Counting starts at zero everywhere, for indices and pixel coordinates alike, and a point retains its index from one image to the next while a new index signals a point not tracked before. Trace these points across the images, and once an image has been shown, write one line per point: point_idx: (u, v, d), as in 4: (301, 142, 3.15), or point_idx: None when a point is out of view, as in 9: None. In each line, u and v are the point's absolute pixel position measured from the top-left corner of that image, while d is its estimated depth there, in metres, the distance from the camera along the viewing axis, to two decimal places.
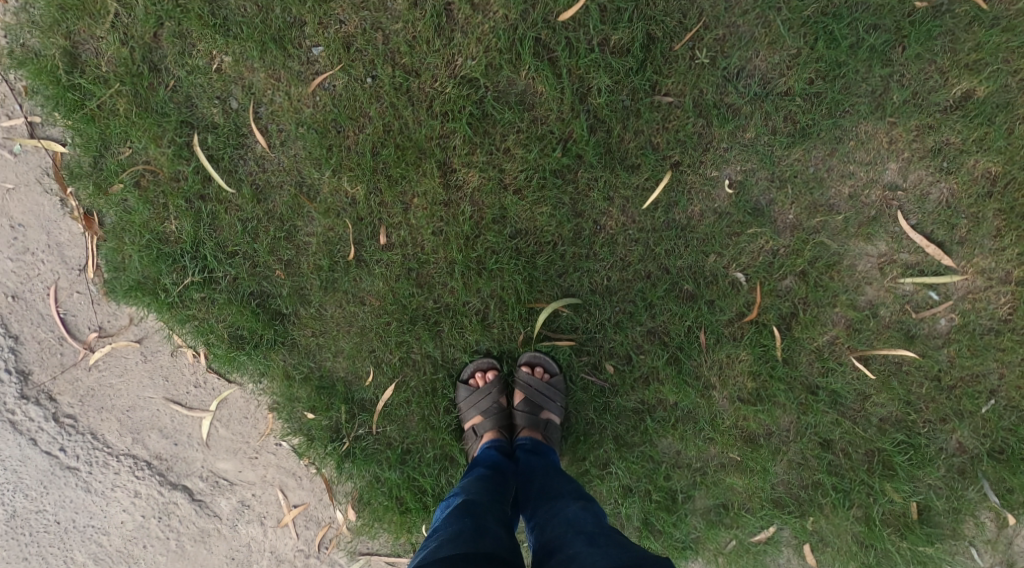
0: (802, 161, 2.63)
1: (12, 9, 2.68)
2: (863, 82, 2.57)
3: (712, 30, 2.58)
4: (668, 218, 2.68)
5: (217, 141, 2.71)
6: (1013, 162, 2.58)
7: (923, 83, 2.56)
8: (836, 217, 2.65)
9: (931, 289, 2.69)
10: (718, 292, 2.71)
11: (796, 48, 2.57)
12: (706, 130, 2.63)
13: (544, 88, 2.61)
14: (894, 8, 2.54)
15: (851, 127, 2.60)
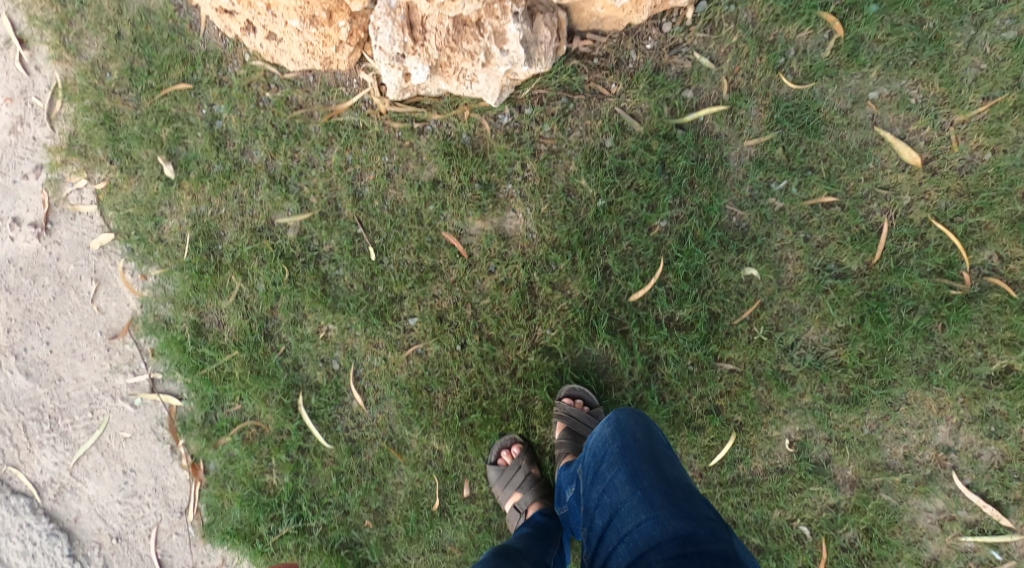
0: (857, 424, 2.84)
1: (150, 284, 3.04)
2: (909, 354, 2.80)
3: (768, 308, 2.84)
4: (733, 474, 2.87)
5: (319, 399, 2.99)
6: None
7: (964, 356, 2.78)
8: (893, 475, 2.82)
9: (992, 547, 2.79)
10: (784, 545, 2.86)
11: (845, 324, 2.82)
12: (767, 395, 2.85)
13: (617, 356, 2.88)
14: (932, 290, 2.78)
15: (901, 394, 2.81)
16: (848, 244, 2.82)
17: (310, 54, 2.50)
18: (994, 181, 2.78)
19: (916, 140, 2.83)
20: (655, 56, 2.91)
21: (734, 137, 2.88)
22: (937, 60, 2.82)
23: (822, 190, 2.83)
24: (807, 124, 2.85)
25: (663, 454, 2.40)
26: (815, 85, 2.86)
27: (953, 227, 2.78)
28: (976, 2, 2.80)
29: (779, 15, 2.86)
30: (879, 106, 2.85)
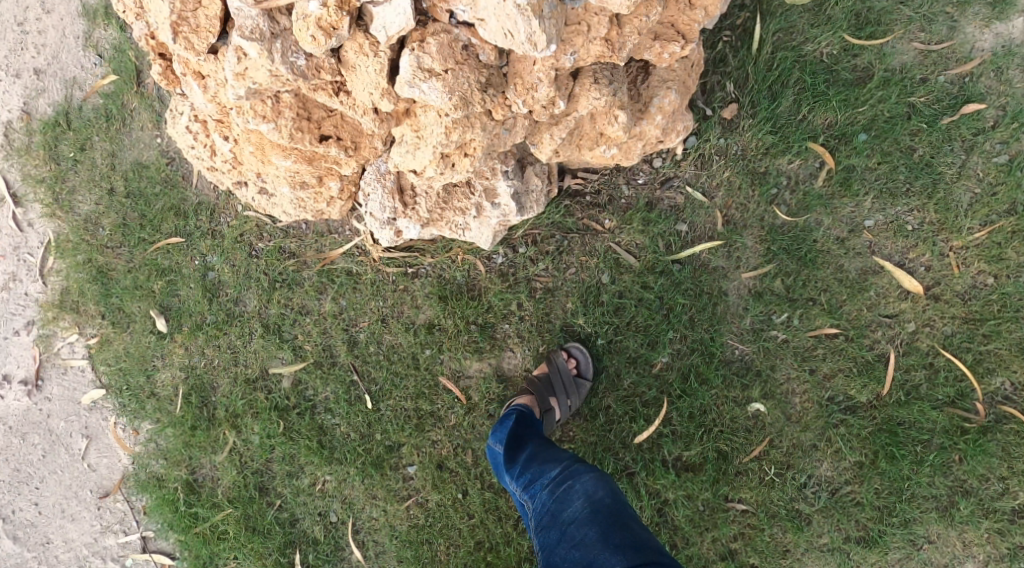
0: (878, 564, 2.75)
1: (141, 440, 2.98)
2: (928, 491, 2.72)
3: (778, 445, 2.79)
4: None
5: (317, 556, 2.90)
6: None
7: (985, 490, 2.71)
8: None
9: None
10: None
11: (858, 459, 2.76)
12: (782, 536, 2.78)
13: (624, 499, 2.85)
14: (946, 422, 2.73)
15: (923, 532, 2.73)
16: (854, 376, 2.78)
17: (300, 208, 2.35)
18: (1000, 307, 2.76)
19: (917, 267, 2.82)
20: (647, 191, 2.90)
21: (732, 270, 2.86)
22: (930, 186, 2.83)
23: (824, 322, 2.80)
24: (805, 255, 2.84)
25: (629, 514, 2.38)
26: (810, 215, 2.86)
27: (962, 356, 2.75)
28: (965, 130, 2.83)
29: (769, 148, 2.88)
30: (876, 234, 2.84)
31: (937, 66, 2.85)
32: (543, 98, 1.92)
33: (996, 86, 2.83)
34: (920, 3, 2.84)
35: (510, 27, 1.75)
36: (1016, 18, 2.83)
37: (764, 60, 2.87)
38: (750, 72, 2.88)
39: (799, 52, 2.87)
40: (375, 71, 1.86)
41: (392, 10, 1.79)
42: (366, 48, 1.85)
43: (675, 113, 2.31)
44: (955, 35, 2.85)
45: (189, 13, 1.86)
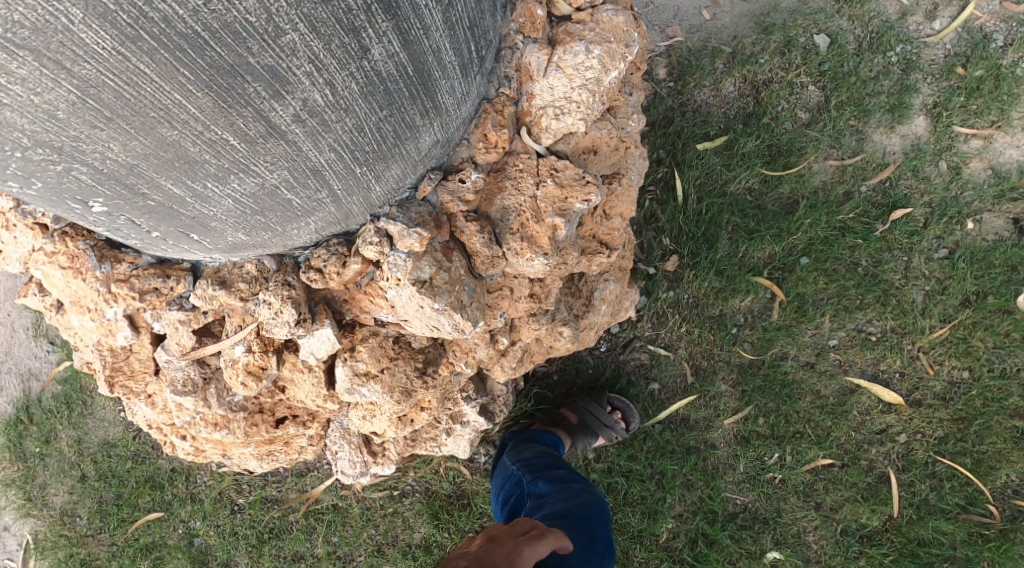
0: None
1: None
2: None
3: None
4: None
5: None
6: None
7: None
8: None
9: None
10: None
11: None
12: None
13: None
14: (964, 532, 2.73)
15: None
16: (860, 502, 2.80)
17: (273, 462, 2.25)
18: (982, 402, 2.80)
19: (890, 378, 2.86)
20: (611, 357, 2.97)
21: (714, 420, 2.89)
22: (882, 296, 2.88)
23: (817, 454, 2.83)
24: (779, 391, 2.87)
25: None
26: (775, 349, 2.90)
27: (961, 460, 2.77)
28: (901, 235, 2.89)
29: (719, 293, 2.92)
30: (843, 350, 2.88)
31: (856, 178, 2.94)
32: (481, 355, 2.05)
33: (917, 185, 2.92)
34: (824, 124, 2.95)
35: (434, 323, 1.81)
36: (917, 118, 2.95)
37: (692, 209, 2.95)
38: (682, 223, 2.95)
39: (724, 193, 2.95)
40: (313, 383, 1.91)
41: (317, 338, 1.83)
42: (299, 365, 1.89)
43: (618, 296, 2.39)
44: (864, 146, 2.96)
45: (123, 362, 1.94)
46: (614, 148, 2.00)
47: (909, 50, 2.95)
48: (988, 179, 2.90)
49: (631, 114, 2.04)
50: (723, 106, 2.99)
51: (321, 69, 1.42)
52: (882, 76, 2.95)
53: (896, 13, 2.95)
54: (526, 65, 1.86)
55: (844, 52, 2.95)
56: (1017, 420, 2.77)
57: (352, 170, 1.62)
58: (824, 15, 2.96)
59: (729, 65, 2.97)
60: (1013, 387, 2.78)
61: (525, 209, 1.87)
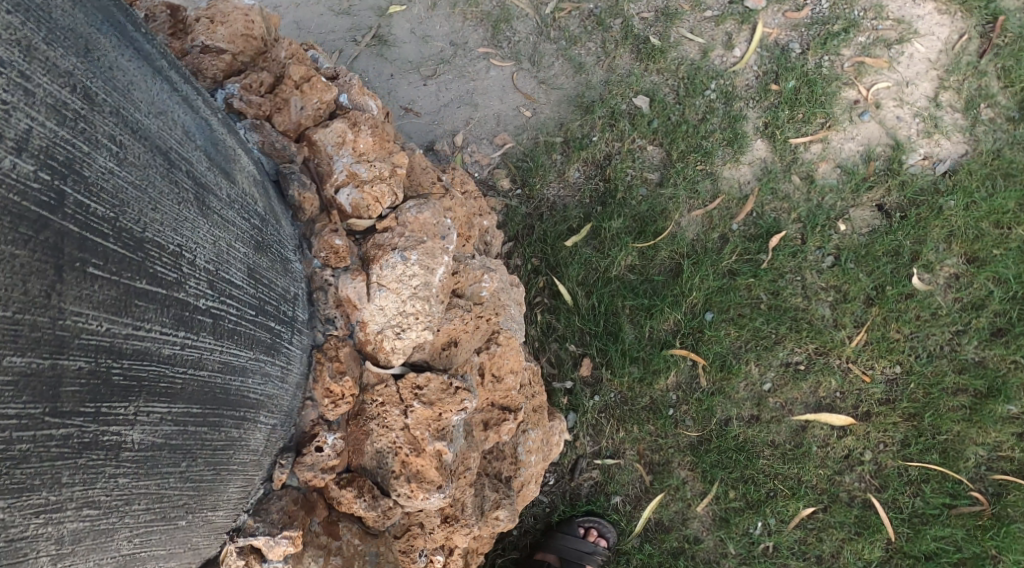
0: None
1: None
2: None
3: None
4: None
5: None
6: None
7: None
8: None
9: None
10: None
11: None
12: None
13: None
14: (962, 530, 2.67)
15: None
16: (857, 539, 2.71)
17: None
18: (925, 392, 2.75)
19: (833, 401, 2.80)
20: (562, 487, 2.82)
21: (688, 510, 2.78)
22: (794, 323, 2.83)
23: (798, 506, 2.73)
24: (738, 457, 2.77)
25: None
26: (717, 416, 2.81)
27: (929, 458, 2.72)
28: (786, 258, 2.87)
29: (642, 381, 2.83)
30: (779, 390, 2.82)
31: (724, 220, 2.93)
32: None
33: (781, 206, 2.93)
34: (675, 179, 2.95)
35: None
36: (755, 143, 2.98)
37: (585, 307, 2.88)
38: (580, 325, 2.88)
39: (609, 281, 2.90)
40: None
41: None
42: None
43: (543, 439, 2.35)
44: (719, 186, 2.95)
45: None
46: (472, 329, 2.04)
47: (723, 83, 3.01)
48: (839, 178, 2.93)
49: (473, 281, 2.09)
50: (575, 193, 3.00)
51: (57, 509, 1.17)
52: (708, 115, 2.98)
53: (698, 53, 3.03)
54: (346, 298, 1.86)
55: (667, 106, 3.00)
56: (961, 396, 2.73)
57: (174, 525, 1.42)
58: (634, 77, 3.03)
59: (566, 155, 3.01)
60: (945, 366, 2.76)
61: (402, 444, 1.88)
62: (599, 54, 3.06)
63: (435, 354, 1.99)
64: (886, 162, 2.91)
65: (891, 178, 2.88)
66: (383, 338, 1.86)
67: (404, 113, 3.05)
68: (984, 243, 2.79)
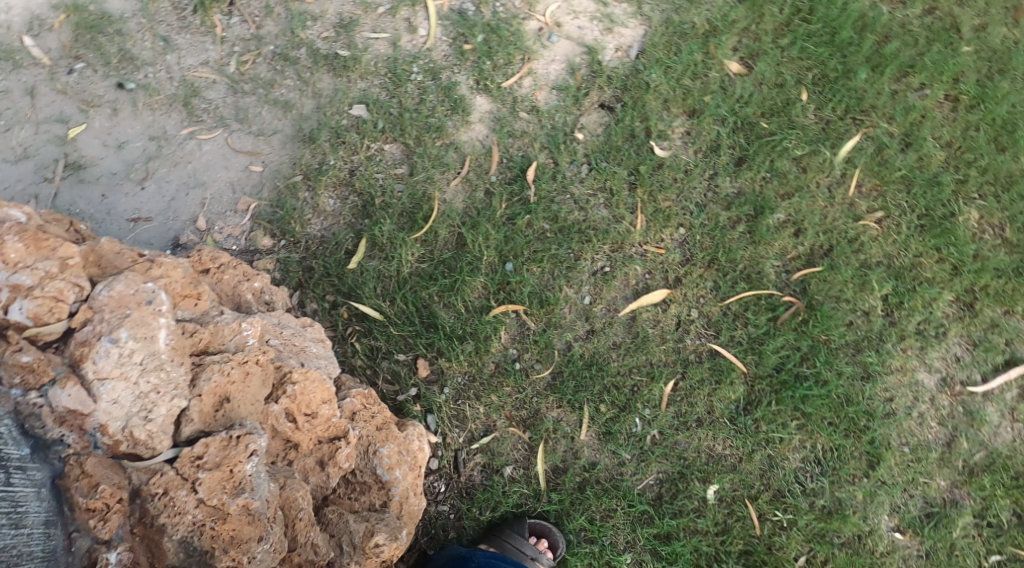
0: (907, 461, 2.53)
1: None
2: (852, 383, 2.59)
3: (755, 491, 2.59)
4: None
5: None
6: (984, 282, 2.63)
7: (871, 325, 2.62)
8: (984, 460, 2.52)
9: None
10: None
11: (798, 426, 2.60)
12: (853, 539, 2.50)
13: None
14: (791, 332, 2.66)
15: (892, 407, 2.56)
16: (716, 386, 2.69)
17: None
18: (710, 236, 2.83)
19: (645, 283, 2.87)
20: (456, 486, 2.84)
21: (574, 444, 2.81)
22: (584, 235, 2.96)
23: (659, 387, 2.75)
24: (590, 372, 2.84)
25: None
26: (557, 347, 2.90)
27: (739, 286, 2.74)
28: (548, 182, 3.03)
29: (476, 351, 2.90)
30: (598, 297, 2.90)
31: (481, 176, 3.06)
32: None
33: (523, 142, 3.09)
34: (420, 163, 3.06)
35: None
36: (476, 101, 3.15)
37: (396, 314, 2.94)
38: (398, 331, 2.92)
39: (405, 280, 2.96)
40: None
41: None
42: None
43: (402, 450, 2.49)
44: (462, 151, 3.09)
45: None
46: (240, 379, 2.16)
47: (424, 63, 3.17)
48: (559, 98, 3.12)
49: (232, 335, 2.23)
50: (339, 219, 3.04)
51: None
52: (424, 96, 3.13)
53: (390, 46, 3.19)
54: (68, 411, 1.94)
55: (383, 104, 3.12)
56: (738, 226, 2.81)
57: None
58: (342, 93, 3.12)
59: (311, 189, 3.04)
60: (715, 210, 2.85)
61: (203, 520, 2.00)
62: (299, 87, 3.13)
63: (210, 418, 2.12)
64: (588, 67, 3.13)
65: (598, 78, 3.11)
66: (131, 431, 1.99)
67: (135, 225, 2.95)
68: (692, 95, 2.98)
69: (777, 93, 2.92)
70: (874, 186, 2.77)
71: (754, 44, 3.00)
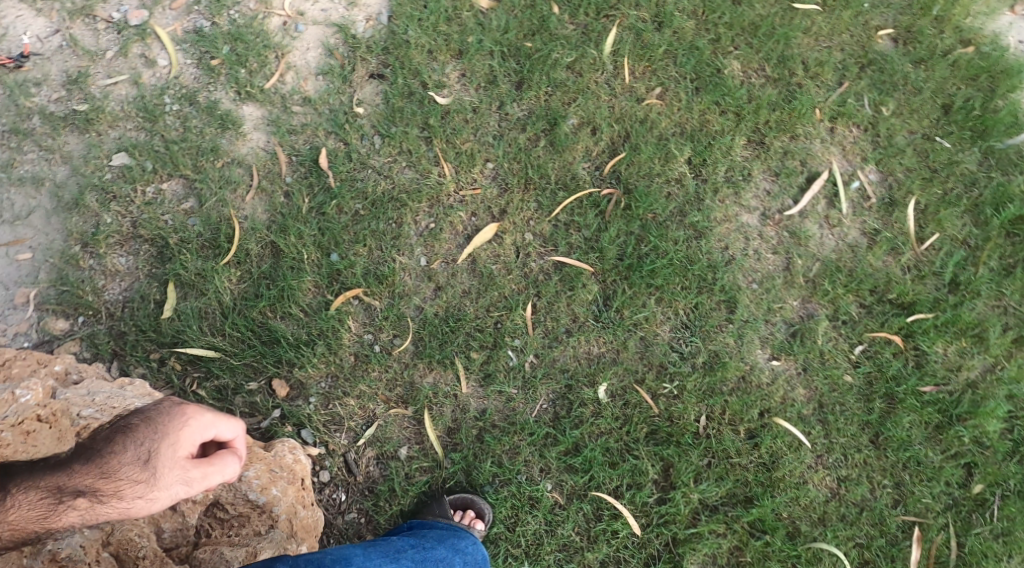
0: (761, 295, 2.60)
1: None
2: (688, 245, 2.68)
3: (639, 374, 2.64)
4: (859, 424, 2.48)
5: None
6: (773, 111, 2.73)
7: (686, 186, 2.72)
8: (832, 266, 2.57)
9: (912, 179, 2.62)
10: (933, 376, 2.46)
11: (654, 300, 2.67)
12: (740, 382, 2.57)
13: (706, 552, 2.49)
14: (620, 220, 2.75)
15: (731, 252, 2.65)
16: (570, 293, 2.74)
17: None
18: (518, 159, 2.89)
19: (473, 225, 2.89)
20: (357, 486, 2.77)
21: (458, 400, 2.77)
22: (398, 202, 2.95)
23: (519, 314, 2.76)
24: (448, 327, 2.81)
25: None
26: (409, 316, 2.86)
27: (560, 196, 2.82)
28: (343, 164, 3.01)
29: (329, 349, 2.86)
30: (434, 254, 2.89)
31: (276, 181, 3.04)
32: None
33: (306, 135, 3.07)
34: (207, 190, 3.02)
35: None
36: (245, 111, 3.11)
37: (233, 344, 2.91)
38: (241, 360, 2.88)
39: (230, 309, 2.94)
40: None
41: None
42: None
43: (273, 468, 2.51)
44: (248, 166, 3.05)
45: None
46: (19, 441, 2.01)
47: (176, 91, 3.10)
48: (327, 82, 3.11)
49: (5, 404, 2.04)
50: (137, 274, 2.96)
51: None
52: (187, 124, 3.07)
53: (133, 86, 3.09)
54: None
55: (146, 145, 3.04)
56: (538, 143, 2.89)
57: None
58: (96, 147, 3.02)
59: (96, 255, 2.94)
60: (513, 134, 2.91)
61: None
62: (43, 156, 3.00)
63: None
64: (344, 45, 3.14)
65: (358, 51, 3.10)
66: None
67: None
68: (454, 40, 3.04)
69: (530, 13, 3.00)
70: (644, 69, 2.87)
71: None
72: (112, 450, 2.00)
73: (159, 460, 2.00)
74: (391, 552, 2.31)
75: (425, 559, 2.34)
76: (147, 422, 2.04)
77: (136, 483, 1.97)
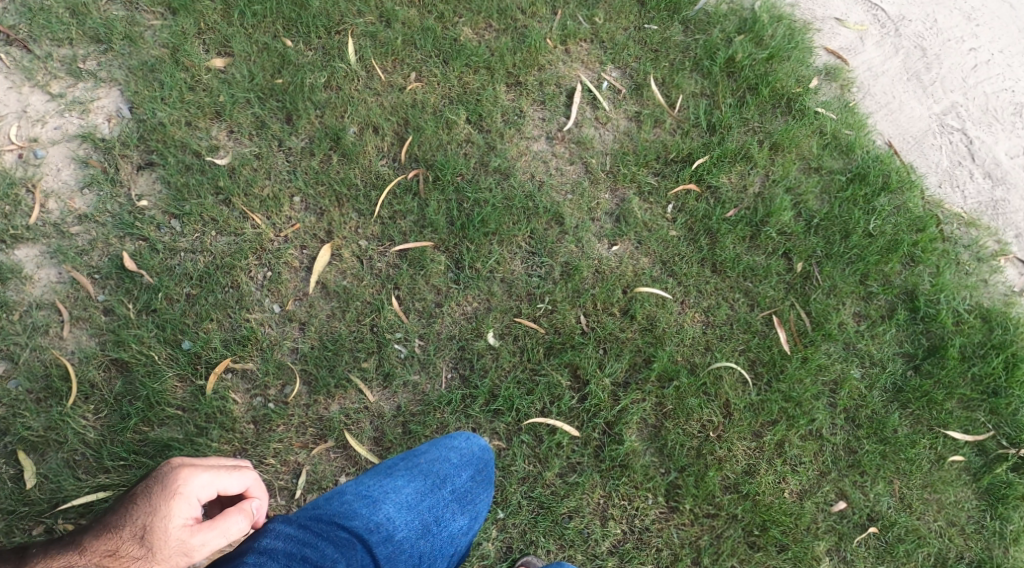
0: (576, 202, 2.98)
1: None
2: (500, 187, 3.00)
3: (514, 309, 2.90)
4: (697, 262, 2.94)
5: None
6: (513, 55, 3.13)
7: (475, 143, 3.04)
8: (617, 155, 3.03)
9: (642, 64, 3.13)
10: (730, 200, 2.99)
11: (494, 243, 2.96)
12: (595, 275, 2.93)
13: (634, 420, 2.81)
14: (435, 192, 3.00)
15: (536, 178, 3.01)
16: (424, 270, 2.95)
17: None
18: (319, 181, 3.04)
19: (307, 255, 2.99)
20: None
21: (370, 409, 2.86)
22: (224, 267, 2.96)
23: (388, 310, 2.91)
24: (329, 351, 2.89)
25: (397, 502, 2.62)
26: (287, 361, 2.90)
27: (374, 194, 3.01)
28: (152, 259, 2.96)
29: (225, 427, 2.84)
30: (283, 296, 2.95)
31: (88, 303, 2.92)
32: None
33: (96, 249, 2.97)
34: (19, 346, 2.87)
35: None
36: (20, 255, 2.96)
37: (120, 474, 2.79)
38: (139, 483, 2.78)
39: (101, 444, 2.81)
40: None
41: None
42: None
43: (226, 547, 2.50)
44: (51, 303, 2.91)
45: None
46: None
47: None
48: (95, 192, 3.03)
49: None
50: None
51: None
52: None
53: None
54: None
55: None
56: (332, 160, 3.06)
57: None
58: None
59: None
60: (304, 163, 3.06)
61: None
62: None
63: None
64: (95, 151, 3.07)
65: (112, 150, 3.06)
66: None
67: None
68: (205, 104, 3.11)
69: (267, 54, 3.16)
70: (392, 62, 3.15)
71: (219, 33, 3.20)
72: (118, 523, 2.17)
73: (158, 531, 2.15)
74: (383, 470, 2.65)
75: (419, 463, 2.67)
76: (149, 491, 2.20)
77: (137, 557, 2.14)
